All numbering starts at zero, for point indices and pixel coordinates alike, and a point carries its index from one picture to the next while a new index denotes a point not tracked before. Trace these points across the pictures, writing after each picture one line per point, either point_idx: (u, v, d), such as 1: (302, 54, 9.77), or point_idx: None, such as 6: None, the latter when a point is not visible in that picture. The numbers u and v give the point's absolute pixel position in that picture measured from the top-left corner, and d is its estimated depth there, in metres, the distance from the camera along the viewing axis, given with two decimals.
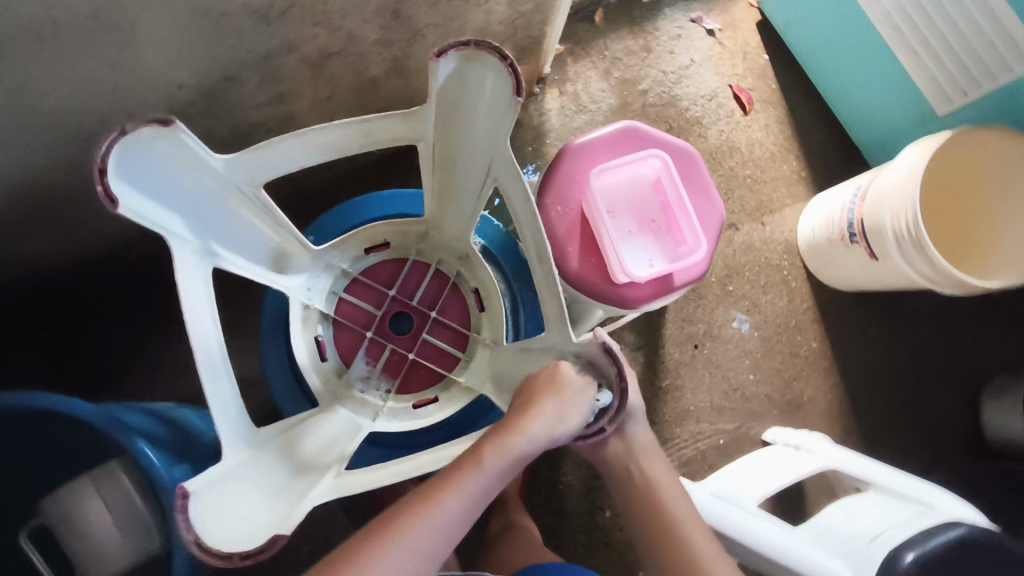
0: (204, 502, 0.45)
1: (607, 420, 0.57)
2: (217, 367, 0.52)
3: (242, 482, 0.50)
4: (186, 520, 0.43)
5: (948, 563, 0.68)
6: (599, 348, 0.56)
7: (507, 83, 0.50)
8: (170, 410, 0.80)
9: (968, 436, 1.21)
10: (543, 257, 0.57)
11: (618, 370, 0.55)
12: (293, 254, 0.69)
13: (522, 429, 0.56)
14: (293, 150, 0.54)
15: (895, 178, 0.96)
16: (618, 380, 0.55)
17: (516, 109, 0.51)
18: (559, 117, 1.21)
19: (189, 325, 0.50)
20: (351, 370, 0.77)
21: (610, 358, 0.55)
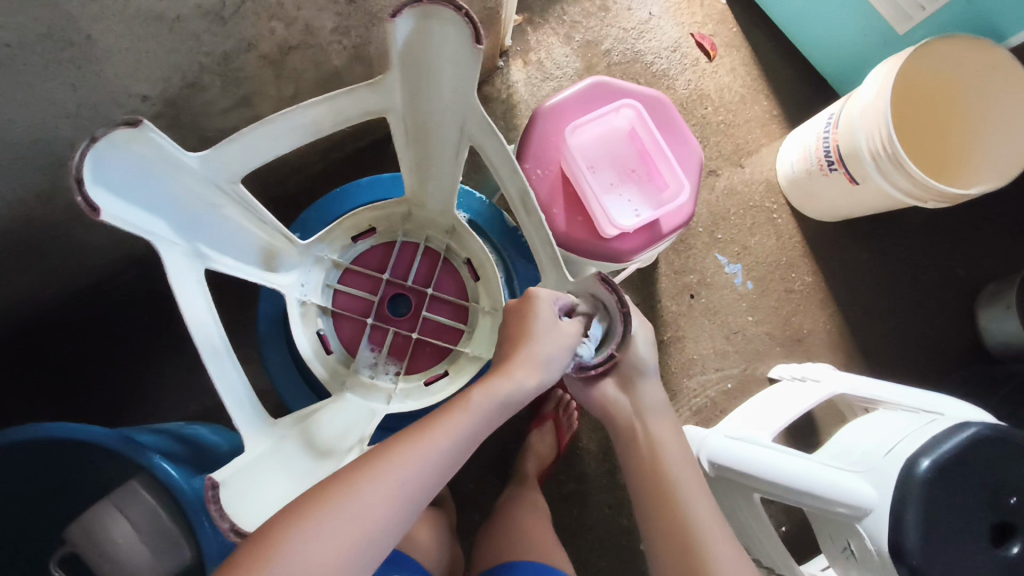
0: (234, 489, 0.46)
1: (614, 346, 0.60)
2: (223, 362, 0.53)
3: (269, 466, 0.51)
4: (219, 509, 0.44)
5: (964, 462, 0.70)
6: (596, 279, 0.59)
7: (465, 35, 0.49)
8: (181, 428, 0.80)
9: (968, 346, 1.23)
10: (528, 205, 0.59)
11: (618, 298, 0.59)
12: (282, 251, 0.69)
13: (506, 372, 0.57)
14: (265, 134, 0.54)
15: (864, 100, 0.97)
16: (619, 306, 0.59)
17: (478, 60, 0.50)
18: (527, 88, 1.21)
19: (189, 323, 0.50)
20: (358, 358, 0.77)
21: (607, 286, 0.58)
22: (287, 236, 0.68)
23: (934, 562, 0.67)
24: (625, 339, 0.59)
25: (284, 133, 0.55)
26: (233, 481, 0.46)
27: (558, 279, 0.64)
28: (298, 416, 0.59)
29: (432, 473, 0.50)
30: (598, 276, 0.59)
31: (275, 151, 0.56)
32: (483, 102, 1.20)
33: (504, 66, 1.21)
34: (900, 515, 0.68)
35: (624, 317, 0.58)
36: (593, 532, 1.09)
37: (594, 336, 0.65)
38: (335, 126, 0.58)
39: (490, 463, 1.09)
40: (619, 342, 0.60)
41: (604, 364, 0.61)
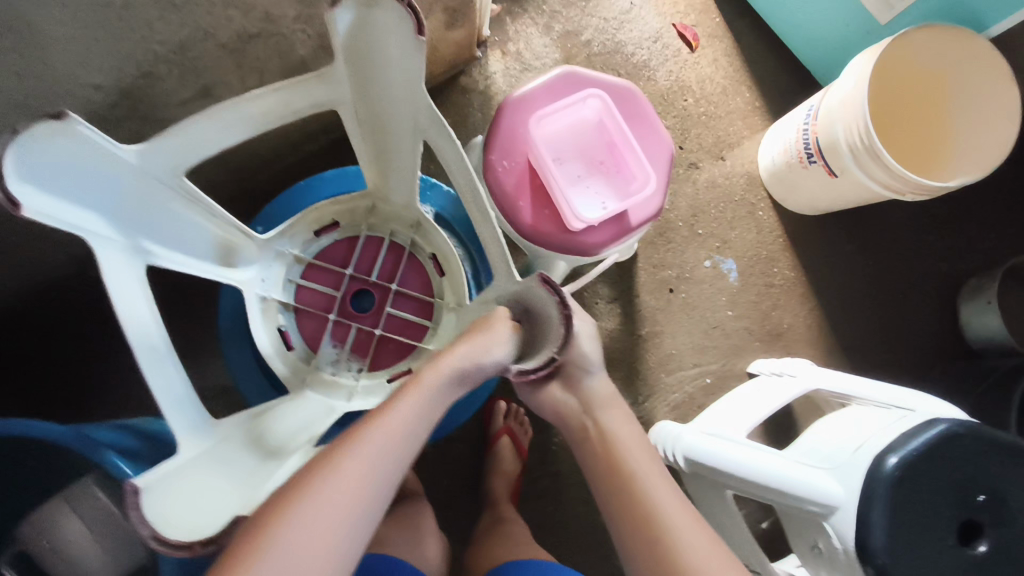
0: (158, 495, 0.44)
1: (555, 351, 0.56)
2: (164, 362, 0.51)
3: (200, 470, 0.49)
4: (140, 516, 0.41)
5: (931, 461, 0.69)
6: (538, 280, 0.56)
7: (407, 25, 0.48)
8: (147, 422, 0.79)
9: (950, 341, 1.22)
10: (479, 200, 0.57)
11: (561, 300, 0.55)
12: (240, 247, 0.66)
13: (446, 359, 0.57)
14: (209, 125, 0.52)
15: (844, 92, 0.96)
16: (562, 309, 0.55)
17: (423, 50, 0.49)
18: (505, 79, 1.19)
19: (125, 323, 0.48)
20: (319, 355, 0.76)
21: (547, 287, 0.55)
22: (245, 231, 0.65)
23: (901, 560, 0.66)
24: (565, 345, 0.55)
25: (229, 126, 0.53)
26: (156, 485, 0.44)
27: (507, 281, 0.61)
28: (246, 414, 0.58)
29: (373, 485, 0.48)
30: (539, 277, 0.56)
31: (219, 142, 0.54)
32: (460, 93, 1.18)
33: (482, 56, 1.19)
34: (866, 514, 0.67)
35: (566, 321, 0.55)
36: (569, 528, 1.08)
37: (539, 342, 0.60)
38: (283, 117, 0.56)
39: (464, 459, 1.09)
40: (559, 347, 0.55)
41: (545, 371, 0.57)
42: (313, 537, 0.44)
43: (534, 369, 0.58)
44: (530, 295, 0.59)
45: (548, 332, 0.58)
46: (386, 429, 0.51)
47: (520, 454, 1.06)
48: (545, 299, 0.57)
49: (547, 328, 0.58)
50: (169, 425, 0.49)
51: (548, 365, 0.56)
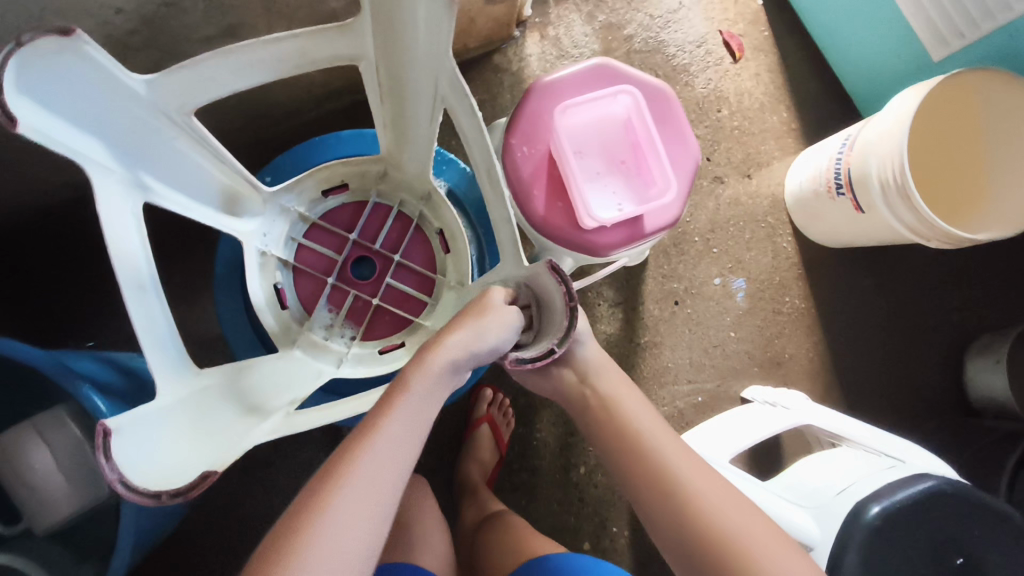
0: (130, 437, 0.39)
1: (556, 342, 0.55)
2: (149, 300, 0.47)
3: (175, 421, 0.45)
4: (109, 457, 0.37)
5: (913, 517, 0.66)
6: (547, 268, 0.54)
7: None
8: (128, 359, 0.77)
9: (951, 396, 1.19)
10: (494, 178, 0.55)
11: (566, 290, 0.54)
12: (245, 197, 0.65)
13: (438, 351, 0.55)
14: (224, 65, 0.50)
15: (883, 125, 0.93)
16: (567, 300, 0.54)
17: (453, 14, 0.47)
18: (540, 63, 1.16)
19: (110, 252, 0.44)
20: (313, 317, 0.74)
21: (557, 277, 0.53)
22: (251, 180, 0.64)
23: None
24: (567, 337, 0.54)
25: (245, 68, 0.51)
26: (130, 428, 0.39)
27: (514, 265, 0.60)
28: (233, 364, 0.54)
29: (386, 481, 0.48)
30: (547, 264, 0.54)
31: (231, 85, 0.52)
32: (492, 71, 1.15)
33: (520, 36, 1.16)
34: (839, 561, 0.65)
35: (571, 311, 0.54)
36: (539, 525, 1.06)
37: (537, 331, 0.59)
38: (300, 67, 0.54)
39: (443, 441, 1.07)
40: (561, 338, 0.55)
41: (543, 359, 0.57)
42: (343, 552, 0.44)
43: (532, 357, 0.57)
44: (535, 280, 0.58)
45: (547, 320, 0.58)
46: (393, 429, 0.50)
47: (499, 444, 1.04)
48: (550, 287, 0.55)
49: (548, 316, 0.57)
50: (146, 362, 0.45)
51: (548, 355, 0.56)
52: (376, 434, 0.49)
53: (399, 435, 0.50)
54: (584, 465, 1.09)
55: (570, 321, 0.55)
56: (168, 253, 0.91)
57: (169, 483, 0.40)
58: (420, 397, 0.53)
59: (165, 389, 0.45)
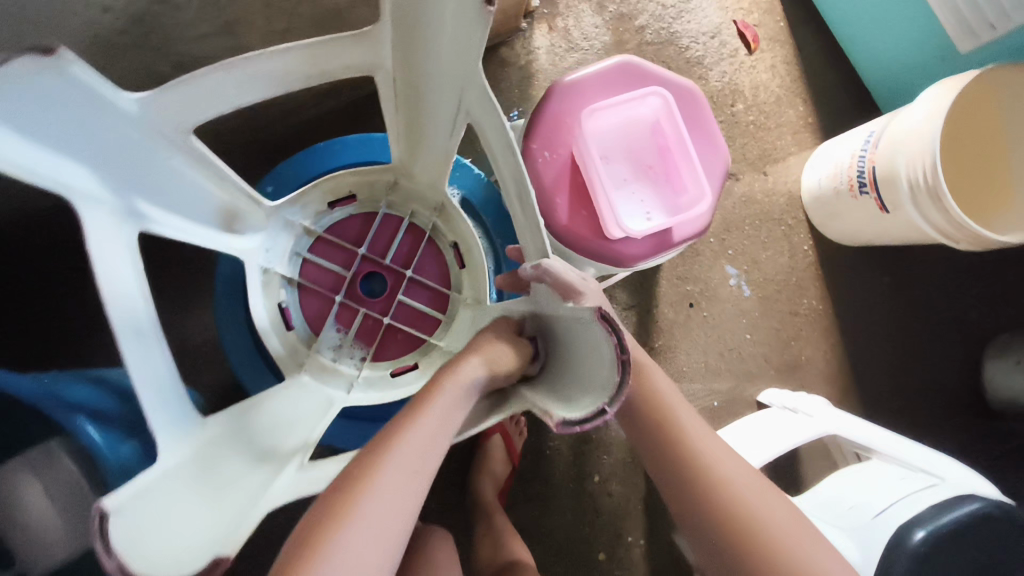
0: (133, 516, 0.34)
1: (606, 403, 0.42)
2: (149, 344, 0.42)
3: (181, 489, 0.39)
4: (110, 543, 0.32)
5: (959, 540, 0.64)
6: (594, 314, 0.43)
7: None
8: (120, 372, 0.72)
9: (968, 395, 1.17)
10: (526, 205, 0.50)
11: (618, 341, 0.43)
12: (245, 212, 0.60)
13: (455, 375, 0.51)
14: (225, 78, 0.45)
15: (911, 122, 0.89)
16: (618, 352, 0.43)
17: (487, 24, 0.43)
18: (548, 56, 1.11)
19: (105, 294, 0.39)
20: (321, 338, 0.69)
21: (606, 327, 0.42)
22: (252, 196, 0.59)
23: None
24: (619, 399, 0.42)
25: (250, 81, 0.47)
26: (131, 506, 0.34)
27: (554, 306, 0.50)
28: (236, 409, 0.49)
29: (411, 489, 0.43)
30: (593, 312, 0.43)
31: (232, 101, 0.47)
32: (499, 65, 1.10)
33: (527, 28, 1.10)
34: None
35: (622, 367, 0.42)
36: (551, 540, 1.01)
37: (580, 390, 0.47)
38: (310, 79, 0.50)
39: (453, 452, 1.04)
40: (611, 399, 0.42)
41: (591, 426, 0.44)
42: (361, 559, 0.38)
43: (574, 424, 0.44)
44: (578, 326, 0.47)
45: (591, 378, 0.46)
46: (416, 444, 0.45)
47: (512, 454, 1.01)
48: (598, 340, 0.44)
49: (593, 374, 0.46)
50: (148, 422, 0.39)
51: (597, 419, 0.43)
52: (406, 433, 0.45)
53: (425, 441, 0.46)
54: (598, 474, 1.06)
55: (621, 379, 0.43)
56: (162, 264, 0.86)
57: (182, 567, 0.34)
58: (444, 416, 0.48)
59: (167, 451, 0.40)
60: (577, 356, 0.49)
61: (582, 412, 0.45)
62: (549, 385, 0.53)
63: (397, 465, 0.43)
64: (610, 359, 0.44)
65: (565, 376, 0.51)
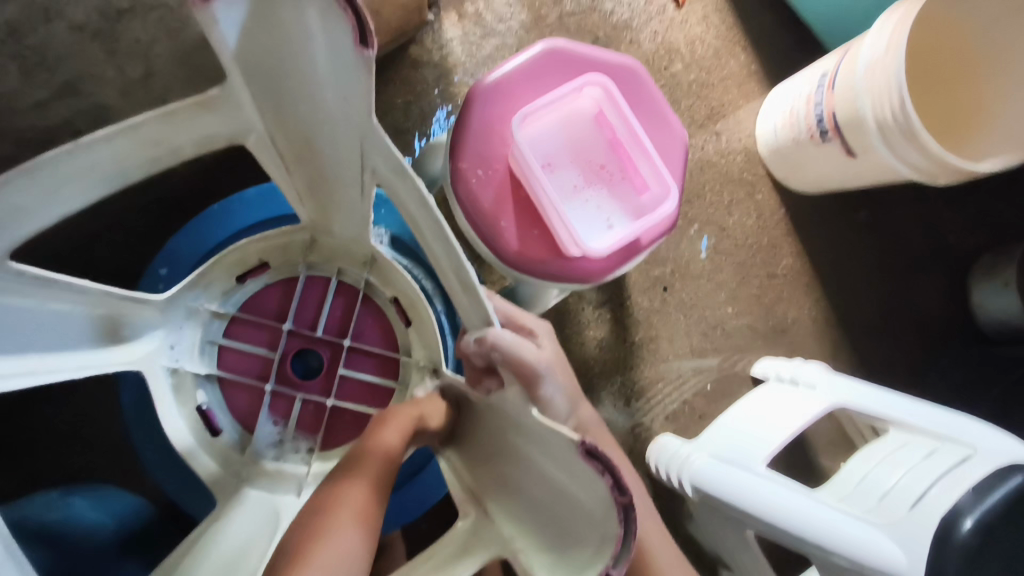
0: None
1: (609, 563, 0.33)
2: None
3: None
4: None
5: (1010, 519, 0.58)
6: (577, 451, 0.34)
7: (344, 35, 0.32)
8: (46, 510, 0.64)
9: (958, 324, 1.13)
10: (466, 281, 0.40)
11: (612, 481, 0.33)
12: (129, 317, 0.49)
13: (335, 510, 0.42)
14: (36, 187, 0.34)
15: (869, 57, 0.81)
16: (615, 494, 0.33)
17: (371, 74, 0.33)
18: (463, 47, 0.99)
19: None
20: (256, 438, 0.59)
21: (594, 468, 0.33)
22: (133, 296, 0.48)
23: None
24: (626, 560, 0.32)
25: (75, 184, 0.37)
26: None
27: (527, 416, 0.40)
28: None
29: None
30: (574, 444, 0.34)
31: (50, 210, 0.36)
32: (411, 66, 0.98)
33: (435, 20, 0.99)
34: None
35: (625, 516, 0.33)
36: None
37: (568, 537, 0.37)
38: (157, 161, 0.40)
39: None
40: (614, 559, 0.33)
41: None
42: None
43: None
44: (551, 444, 0.37)
45: (584, 525, 0.36)
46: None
47: None
48: (588, 479, 0.35)
49: (585, 520, 0.36)
50: None
51: None
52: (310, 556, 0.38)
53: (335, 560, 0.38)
54: None
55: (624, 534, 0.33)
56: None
57: None
58: (337, 550, 0.39)
59: None
60: (555, 484, 0.39)
61: None
62: (524, 506, 0.43)
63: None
64: (605, 502, 0.34)
65: (540, 503, 0.41)
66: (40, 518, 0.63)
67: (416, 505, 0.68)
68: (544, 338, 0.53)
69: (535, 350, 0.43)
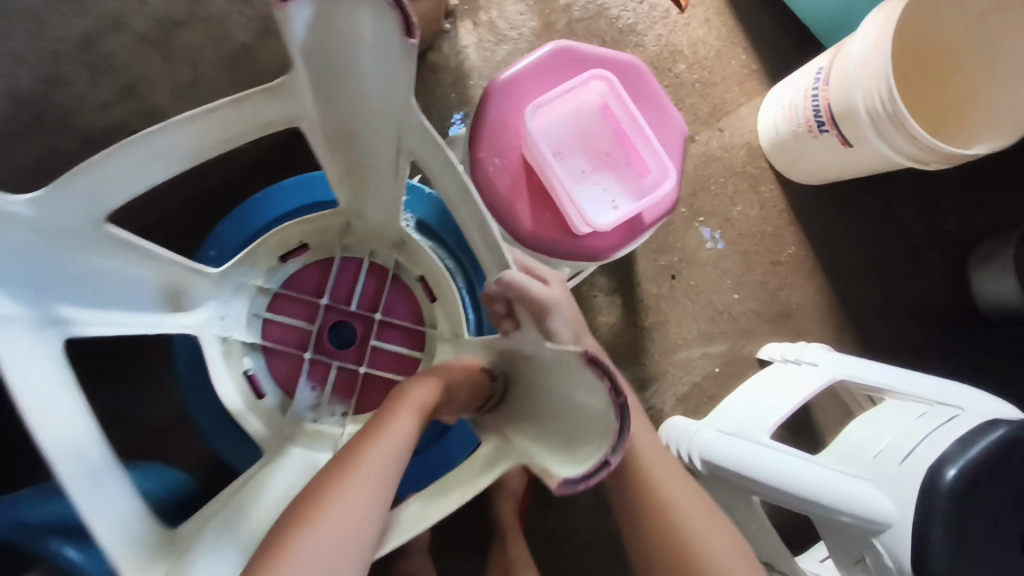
0: None
1: (609, 452, 0.38)
2: (104, 481, 0.39)
3: None
4: None
5: (992, 467, 0.62)
6: (581, 359, 0.39)
7: (392, 28, 0.38)
8: None
9: (959, 309, 1.17)
10: (489, 238, 0.48)
11: (612, 385, 0.39)
12: (189, 287, 0.55)
13: (374, 440, 0.48)
14: (127, 157, 0.41)
15: (860, 53, 0.86)
16: (613, 395, 0.39)
17: (413, 59, 0.39)
18: (478, 52, 1.06)
19: (42, 439, 0.36)
20: (296, 401, 0.65)
21: (597, 373, 0.38)
22: (193, 267, 0.54)
23: None
24: (622, 448, 0.38)
25: (159, 160, 0.43)
26: None
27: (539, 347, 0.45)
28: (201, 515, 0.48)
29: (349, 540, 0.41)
30: (580, 354, 0.40)
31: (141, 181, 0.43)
32: (430, 71, 1.05)
33: (451, 28, 1.06)
34: (925, 534, 0.61)
35: (621, 414, 0.38)
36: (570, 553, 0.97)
37: (575, 438, 0.43)
38: (225, 143, 0.46)
39: None
40: (614, 449, 0.38)
41: (595, 482, 0.39)
42: None
43: (574, 481, 0.40)
44: (562, 366, 0.43)
45: (588, 428, 0.41)
46: (334, 525, 0.41)
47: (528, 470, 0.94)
48: (590, 384, 0.40)
49: (589, 423, 0.41)
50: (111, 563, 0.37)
51: (601, 473, 0.38)
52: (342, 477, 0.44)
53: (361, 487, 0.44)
54: None
55: (623, 428, 0.39)
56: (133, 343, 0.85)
57: None
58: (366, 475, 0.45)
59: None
60: (566, 399, 0.44)
61: (583, 466, 0.40)
62: (539, 428, 0.48)
63: (308, 548, 0.40)
64: (604, 403, 0.39)
65: (553, 420, 0.46)
66: None
67: (440, 467, 0.74)
68: (556, 285, 0.56)
69: (545, 289, 0.49)
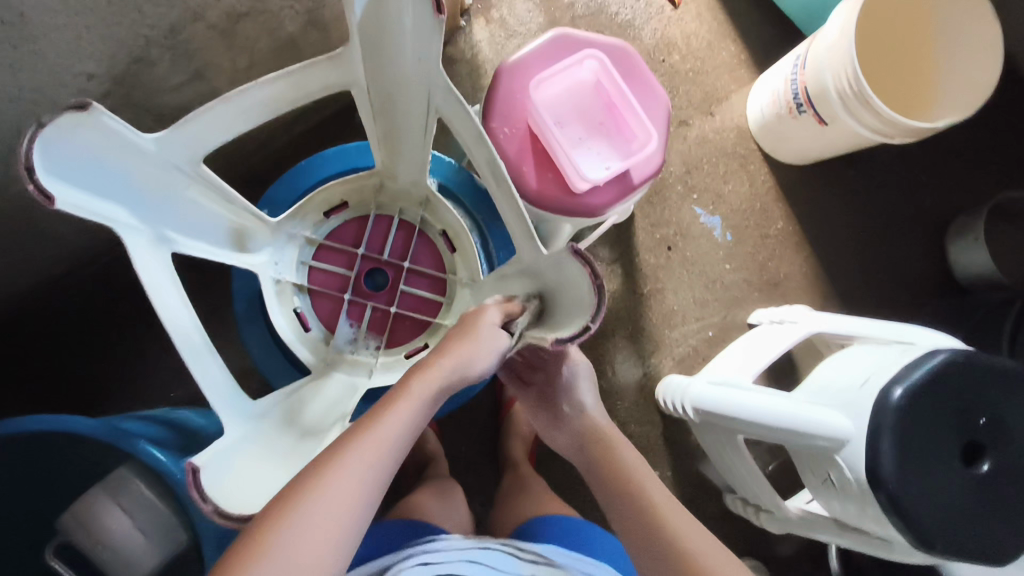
0: (211, 473, 0.47)
1: (589, 319, 0.51)
2: (202, 355, 0.53)
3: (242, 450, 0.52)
4: (200, 494, 0.45)
5: (934, 388, 0.73)
6: (568, 251, 0.53)
7: (426, 6, 0.49)
8: (168, 412, 0.80)
9: (938, 279, 1.26)
10: (498, 176, 0.59)
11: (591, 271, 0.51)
12: (252, 231, 0.67)
13: (406, 396, 0.53)
14: (222, 113, 0.52)
15: (830, 39, 0.97)
16: (592, 278, 0.51)
17: (441, 32, 0.50)
18: (491, 46, 1.18)
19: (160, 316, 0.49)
20: (337, 335, 0.77)
21: (579, 259, 0.52)
22: (257, 215, 0.66)
23: (909, 484, 0.71)
24: (599, 315, 0.50)
25: (243, 115, 0.55)
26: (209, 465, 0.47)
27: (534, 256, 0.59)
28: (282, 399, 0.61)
29: (370, 487, 0.49)
30: (569, 249, 0.53)
31: (236, 131, 0.55)
32: (446, 63, 1.17)
33: (466, 25, 1.18)
34: (875, 443, 0.71)
35: (598, 290, 0.51)
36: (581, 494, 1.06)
37: (569, 317, 0.56)
38: (292, 103, 0.57)
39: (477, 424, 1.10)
40: (593, 317, 0.51)
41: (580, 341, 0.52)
42: (313, 543, 0.45)
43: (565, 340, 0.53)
44: (557, 265, 0.56)
45: (576, 304, 0.55)
46: (340, 487, 0.47)
47: None
48: (575, 270, 0.54)
49: (578, 302, 0.54)
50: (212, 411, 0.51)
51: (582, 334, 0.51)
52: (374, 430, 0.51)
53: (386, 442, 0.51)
54: None
55: (599, 301, 0.51)
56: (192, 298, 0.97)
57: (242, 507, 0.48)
58: (389, 432, 0.51)
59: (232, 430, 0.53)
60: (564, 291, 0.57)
61: (572, 332, 0.53)
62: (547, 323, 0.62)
63: (321, 501, 0.46)
64: (586, 285, 0.52)
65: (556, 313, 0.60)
66: (166, 417, 0.78)
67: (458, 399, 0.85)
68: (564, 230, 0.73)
69: None
